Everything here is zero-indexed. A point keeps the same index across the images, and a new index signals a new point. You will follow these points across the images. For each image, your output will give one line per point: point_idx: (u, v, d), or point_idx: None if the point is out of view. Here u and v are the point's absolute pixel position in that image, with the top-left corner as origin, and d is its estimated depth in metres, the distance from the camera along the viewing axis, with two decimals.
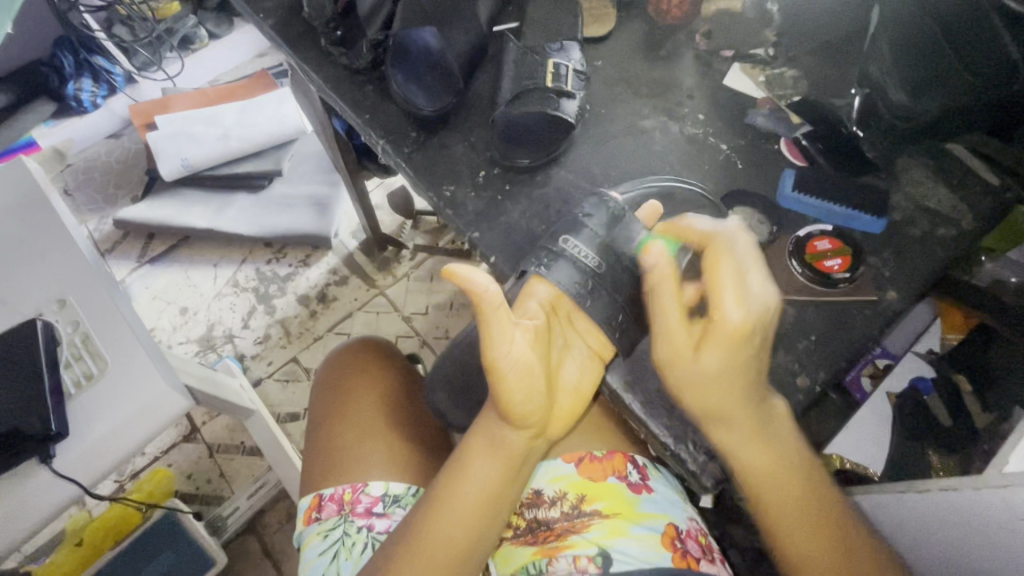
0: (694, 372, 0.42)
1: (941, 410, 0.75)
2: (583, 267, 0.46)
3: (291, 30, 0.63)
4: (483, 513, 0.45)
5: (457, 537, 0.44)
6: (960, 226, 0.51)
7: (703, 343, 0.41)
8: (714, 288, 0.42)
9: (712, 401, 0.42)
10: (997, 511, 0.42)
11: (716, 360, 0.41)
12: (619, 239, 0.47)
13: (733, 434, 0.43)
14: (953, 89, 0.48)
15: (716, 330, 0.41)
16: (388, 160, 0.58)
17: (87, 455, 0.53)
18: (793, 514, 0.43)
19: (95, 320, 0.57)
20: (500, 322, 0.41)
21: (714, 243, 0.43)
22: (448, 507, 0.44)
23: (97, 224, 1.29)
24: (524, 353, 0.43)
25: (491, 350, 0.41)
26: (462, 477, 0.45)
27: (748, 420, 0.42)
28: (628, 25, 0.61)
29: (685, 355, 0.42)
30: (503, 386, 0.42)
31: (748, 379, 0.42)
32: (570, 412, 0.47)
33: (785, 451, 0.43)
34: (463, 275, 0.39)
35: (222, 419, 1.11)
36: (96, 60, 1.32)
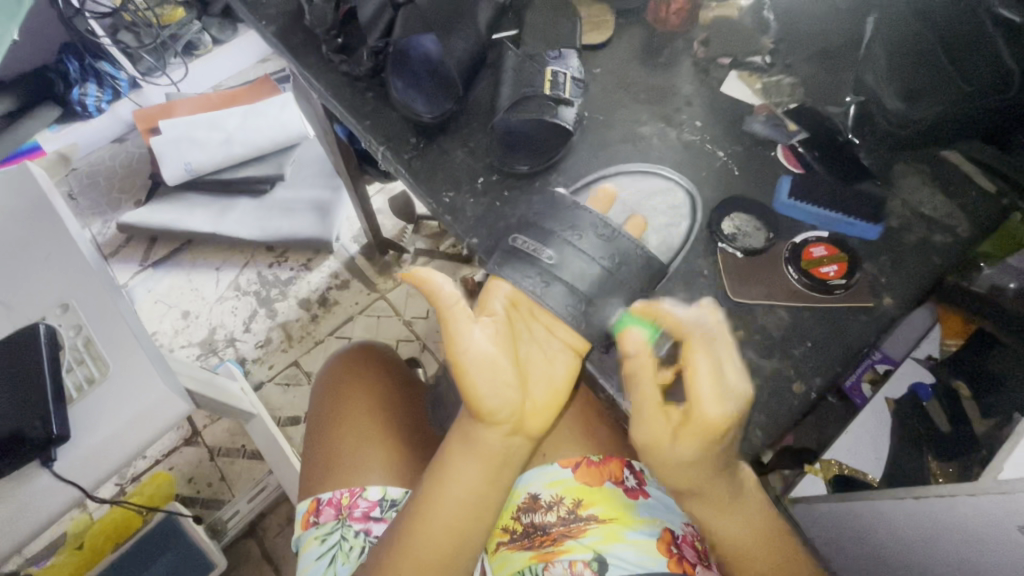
0: (670, 457, 0.43)
1: (941, 417, 0.74)
2: (542, 266, 0.47)
3: (293, 37, 0.63)
4: (466, 516, 0.46)
5: (445, 539, 0.45)
6: (956, 232, 0.51)
7: (681, 431, 0.42)
8: (692, 381, 0.42)
9: (685, 479, 0.44)
10: (991, 516, 0.43)
11: (690, 449, 0.42)
12: (580, 233, 0.47)
13: (703, 505, 0.46)
14: (950, 99, 0.48)
15: (694, 420, 0.42)
16: (389, 166, 0.58)
17: (87, 459, 0.53)
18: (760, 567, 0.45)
19: (98, 324, 0.57)
20: (456, 318, 0.44)
21: (691, 336, 0.43)
22: (434, 509, 0.45)
23: (100, 228, 1.30)
24: (487, 352, 0.44)
25: (452, 347, 0.43)
26: (444, 480, 0.46)
27: (718, 494, 0.45)
28: (626, 33, 0.62)
29: (664, 443, 0.43)
30: (466, 381, 0.43)
31: (723, 457, 0.43)
32: (546, 407, 0.47)
33: (753, 515, 0.46)
34: (419, 278, 0.44)
35: (223, 423, 1.11)
36: (101, 65, 1.34)
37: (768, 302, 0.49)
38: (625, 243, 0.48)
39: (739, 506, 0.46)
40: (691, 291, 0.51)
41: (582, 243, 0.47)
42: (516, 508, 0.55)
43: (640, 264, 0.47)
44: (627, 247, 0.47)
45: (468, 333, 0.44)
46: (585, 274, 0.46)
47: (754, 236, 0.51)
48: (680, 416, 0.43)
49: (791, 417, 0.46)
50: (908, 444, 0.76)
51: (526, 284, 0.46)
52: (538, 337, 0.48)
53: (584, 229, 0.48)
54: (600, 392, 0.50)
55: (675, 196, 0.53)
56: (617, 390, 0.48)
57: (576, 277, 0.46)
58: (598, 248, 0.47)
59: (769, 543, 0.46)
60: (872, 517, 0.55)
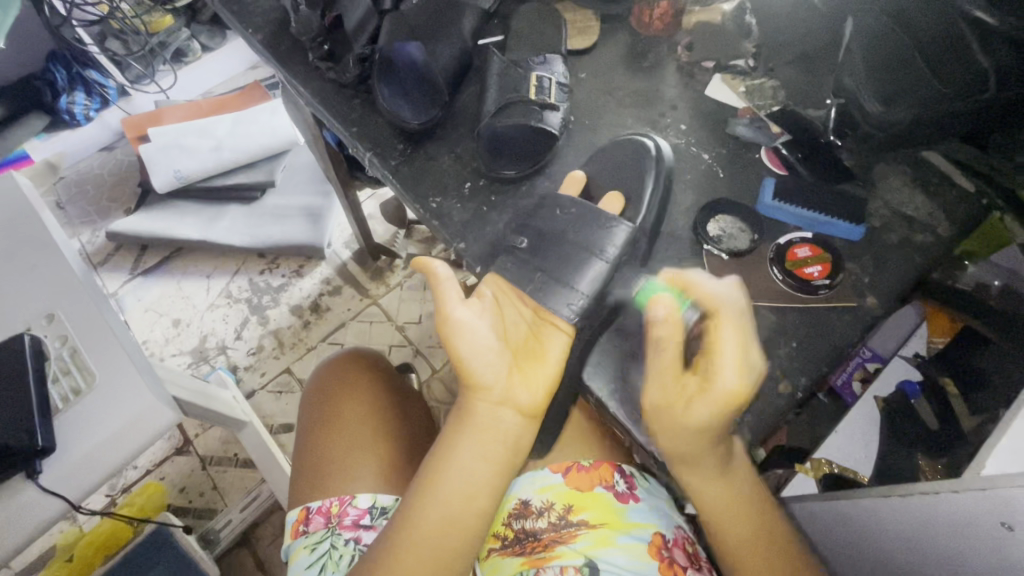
0: (682, 421, 0.44)
1: (928, 413, 0.76)
2: (518, 253, 0.49)
3: (279, 45, 0.63)
4: (463, 497, 0.47)
5: (444, 520, 0.46)
6: (936, 232, 0.52)
7: (695, 398, 0.43)
8: (716, 352, 0.43)
9: (681, 446, 0.45)
10: (972, 512, 0.43)
11: (704, 417, 0.43)
12: (550, 209, 0.50)
13: (698, 478, 0.47)
14: (925, 100, 0.49)
15: (713, 388, 0.43)
16: (377, 172, 0.58)
17: (72, 471, 0.53)
18: (737, 524, 0.48)
19: (84, 334, 0.57)
20: (447, 294, 0.46)
21: (718, 310, 0.44)
22: (432, 490, 0.47)
23: (90, 237, 1.29)
24: (473, 328, 0.46)
25: (441, 320, 0.46)
26: (442, 461, 0.47)
27: (711, 461, 0.46)
28: (612, 37, 0.62)
29: (675, 407, 0.44)
30: (454, 352, 0.46)
31: (724, 431, 0.45)
32: (535, 384, 0.47)
33: (740, 496, 0.48)
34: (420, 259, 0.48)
35: (215, 432, 1.10)
36: (89, 74, 1.33)
37: (753, 302, 0.50)
38: (591, 212, 0.49)
39: (727, 473, 0.47)
40: None
41: (557, 226, 0.49)
42: (508, 515, 0.55)
43: (603, 232, 0.48)
44: (587, 214, 0.49)
45: (456, 308, 0.46)
46: (561, 256, 0.48)
47: (739, 238, 0.52)
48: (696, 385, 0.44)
49: (778, 417, 0.46)
50: (899, 441, 0.75)
51: (506, 269, 0.48)
52: (526, 318, 0.49)
53: (559, 210, 0.50)
54: (588, 396, 0.49)
55: (643, 167, 0.51)
56: (603, 395, 0.47)
57: (550, 256, 0.48)
58: (570, 227, 0.49)
59: (750, 520, 0.48)
60: (859, 515, 0.56)
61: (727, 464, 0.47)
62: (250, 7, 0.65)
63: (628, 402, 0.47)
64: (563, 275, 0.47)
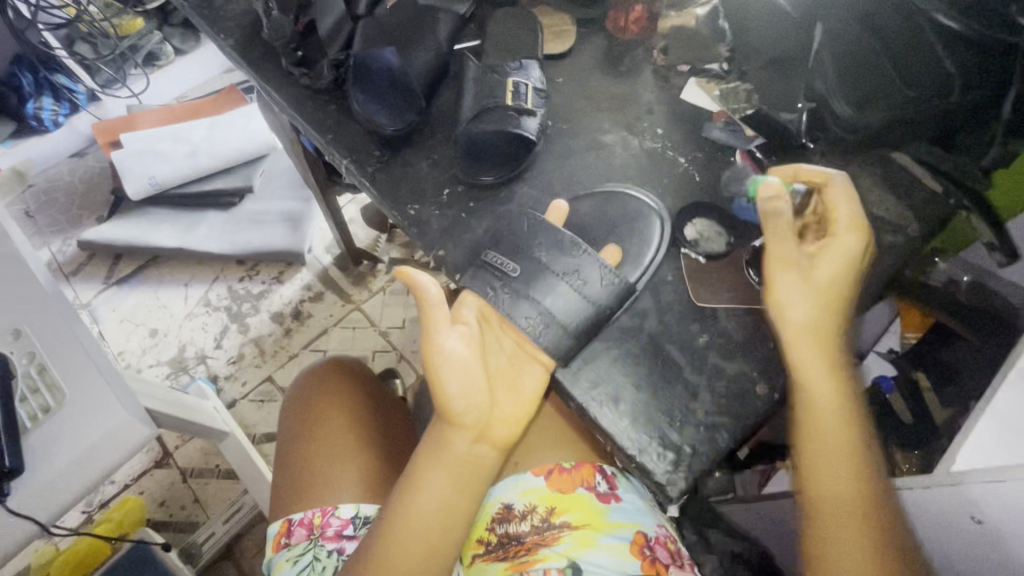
0: (808, 279, 0.47)
1: (903, 410, 0.75)
2: (506, 278, 0.47)
3: (252, 50, 0.62)
4: (438, 522, 0.48)
5: (423, 545, 0.47)
6: (907, 232, 0.52)
7: (819, 256, 0.47)
8: (836, 213, 0.47)
9: (816, 307, 0.46)
10: (946, 508, 0.46)
11: (831, 270, 0.46)
12: (546, 249, 0.48)
13: (812, 376, 0.46)
14: (895, 103, 0.51)
15: (837, 242, 0.46)
16: (353, 179, 0.58)
17: (44, 490, 0.52)
18: (842, 431, 0.47)
19: (52, 350, 0.55)
20: (434, 323, 0.46)
21: (832, 182, 0.48)
22: (407, 513, 0.48)
23: (61, 246, 1.26)
24: (460, 359, 0.47)
25: (430, 347, 0.46)
26: (418, 482, 0.48)
27: (827, 332, 0.47)
28: (588, 42, 0.63)
29: (800, 268, 0.47)
30: (439, 379, 0.47)
31: (838, 327, 0.47)
32: (512, 415, 0.50)
33: (842, 421, 0.47)
34: (412, 275, 0.47)
35: (196, 443, 1.08)
36: (57, 79, 1.31)
37: (730, 306, 0.50)
38: (591, 259, 0.47)
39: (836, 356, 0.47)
40: (657, 296, 0.50)
41: (547, 255, 0.47)
42: (491, 519, 0.54)
43: (603, 284, 0.47)
44: (592, 267, 0.47)
45: (441, 339, 0.46)
46: (547, 287, 0.47)
47: (717, 241, 0.52)
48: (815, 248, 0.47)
49: (758, 417, 0.47)
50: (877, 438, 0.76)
51: (492, 294, 0.47)
52: (507, 349, 0.50)
53: (541, 235, 0.48)
54: (568, 401, 0.48)
55: (645, 223, 0.53)
56: (586, 399, 0.47)
57: (531, 280, 0.47)
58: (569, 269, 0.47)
59: (843, 453, 0.47)
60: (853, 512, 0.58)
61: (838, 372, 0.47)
62: (221, 11, 0.64)
63: (609, 409, 0.46)
64: (540, 296, 0.46)
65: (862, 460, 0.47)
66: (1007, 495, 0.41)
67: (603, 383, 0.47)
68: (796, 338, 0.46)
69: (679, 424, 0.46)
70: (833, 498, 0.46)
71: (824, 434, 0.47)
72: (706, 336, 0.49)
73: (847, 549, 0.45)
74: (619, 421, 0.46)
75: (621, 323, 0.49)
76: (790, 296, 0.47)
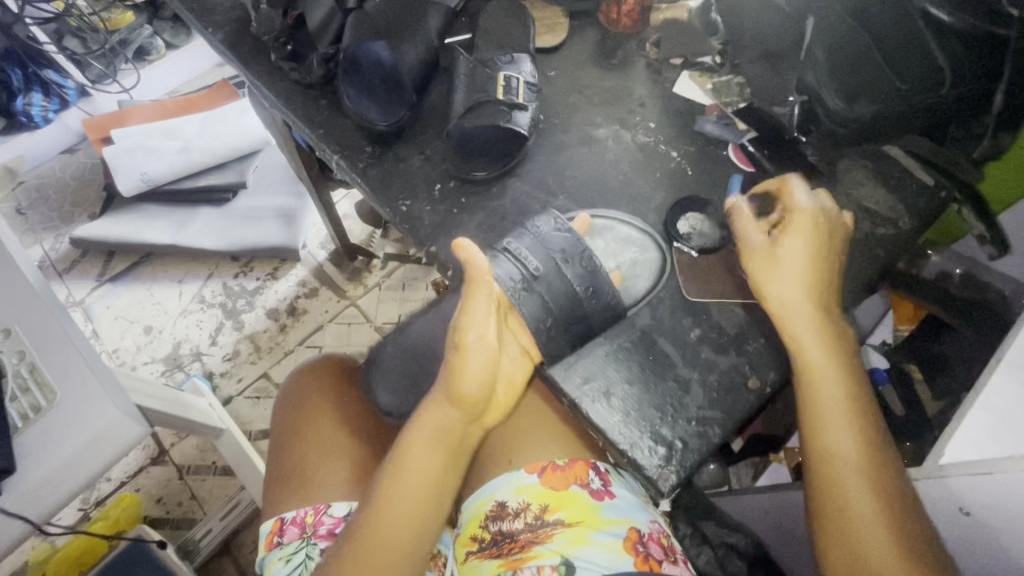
0: (779, 258, 0.47)
1: (894, 400, 0.76)
2: (526, 274, 0.46)
3: (240, 45, 0.62)
4: (423, 501, 0.49)
5: (408, 521, 0.48)
6: (898, 225, 0.52)
7: (782, 234, 0.48)
8: (791, 201, 0.49)
9: (808, 288, 0.46)
10: (935, 499, 0.47)
11: (797, 252, 0.47)
12: (568, 256, 0.46)
13: (807, 346, 0.46)
14: (882, 97, 0.50)
15: (795, 221, 0.48)
16: (345, 175, 0.58)
17: (36, 490, 0.52)
18: (844, 410, 0.45)
19: (43, 348, 0.55)
20: (473, 311, 0.48)
21: (786, 181, 0.50)
22: (397, 488, 0.49)
23: (53, 243, 1.25)
24: (481, 347, 0.48)
25: (466, 331, 0.48)
26: (408, 459, 0.50)
27: (824, 311, 0.46)
28: (580, 35, 0.62)
29: (768, 250, 0.48)
30: (462, 360, 0.48)
31: (828, 308, 0.47)
32: (506, 400, 0.53)
33: (845, 396, 0.45)
34: (468, 249, 0.46)
35: (192, 440, 1.08)
36: (45, 73, 1.29)
37: (719, 298, 0.50)
38: (602, 283, 0.46)
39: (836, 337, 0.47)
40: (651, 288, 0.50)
41: (563, 263, 0.46)
42: (484, 517, 0.54)
43: (605, 307, 0.46)
44: (606, 287, 0.46)
45: (474, 329, 0.48)
46: (561, 294, 0.46)
47: (710, 235, 0.52)
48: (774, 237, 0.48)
49: (748, 413, 0.47)
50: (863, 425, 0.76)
51: (512, 291, 0.46)
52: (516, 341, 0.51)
53: (570, 244, 0.47)
54: (561, 396, 0.48)
55: (644, 259, 0.52)
56: (578, 395, 0.47)
57: (548, 284, 0.46)
58: (580, 287, 0.46)
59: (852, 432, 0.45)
60: None
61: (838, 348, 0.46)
62: (211, 5, 0.64)
63: (600, 405, 0.46)
64: (553, 301, 0.46)
65: (874, 445, 0.45)
66: (994, 486, 0.41)
67: (594, 377, 0.47)
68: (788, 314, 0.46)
69: (670, 419, 0.46)
70: (843, 475, 0.44)
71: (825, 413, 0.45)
72: (698, 330, 0.49)
73: (870, 534, 0.43)
74: (610, 416, 0.46)
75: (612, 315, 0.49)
76: (768, 283, 0.47)
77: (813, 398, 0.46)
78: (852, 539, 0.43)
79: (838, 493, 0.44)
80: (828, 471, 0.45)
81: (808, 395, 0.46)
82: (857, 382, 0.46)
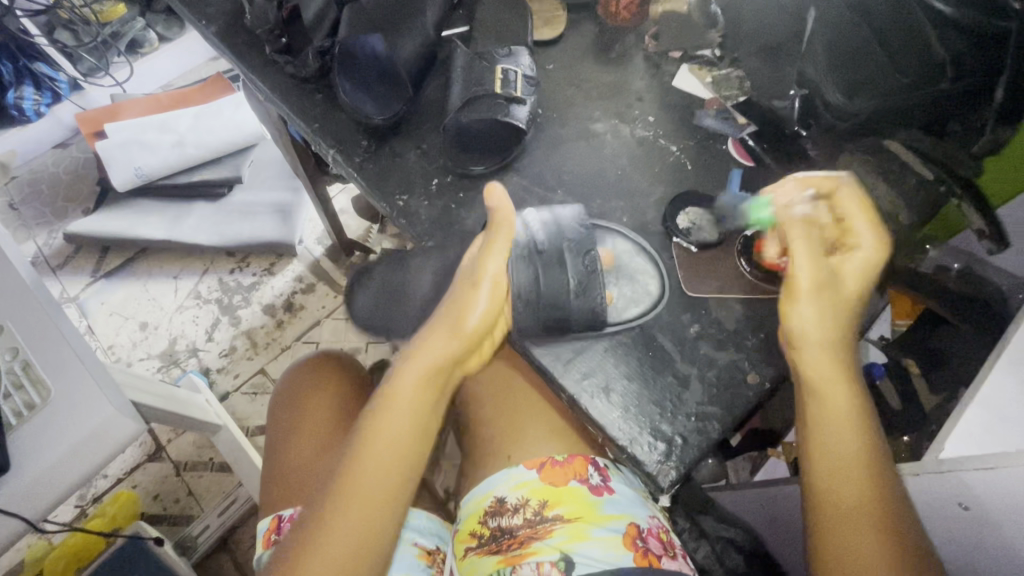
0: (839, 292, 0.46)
1: (891, 394, 0.76)
2: (529, 245, 0.48)
3: (234, 38, 0.61)
4: (405, 448, 0.47)
5: (391, 461, 0.46)
6: (897, 220, 0.52)
7: (844, 266, 0.47)
8: (853, 223, 0.47)
9: (843, 315, 0.46)
10: (934, 494, 0.47)
11: (854, 281, 0.47)
12: (574, 246, 0.47)
13: (809, 356, 0.45)
14: (882, 90, 0.50)
15: (858, 252, 0.47)
16: (341, 170, 0.57)
17: (31, 488, 0.51)
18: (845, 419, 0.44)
19: (37, 345, 0.54)
20: (497, 249, 0.47)
21: (842, 187, 0.47)
22: (380, 431, 0.46)
23: (46, 239, 1.24)
24: (492, 283, 0.47)
25: (490, 259, 0.47)
26: (394, 399, 0.47)
27: (833, 322, 0.46)
28: (578, 28, 0.62)
29: (830, 280, 0.46)
30: (473, 293, 0.47)
31: (839, 320, 0.46)
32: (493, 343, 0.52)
33: (847, 406, 0.45)
34: (499, 192, 0.47)
35: (189, 435, 1.08)
36: (37, 67, 1.26)
37: (718, 294, 0.50)
38: (594, 282, 0.46)
39: (840, 347, 0.46)
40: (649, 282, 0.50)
41: (562, 250, 0.47)
42: (483, 513, 0.54)
43: (587, 305, 0.46)
44: (597, 287, 0.46)
45: (495, 261, 0.47)
46: (552, 279, 0.46)
47: (709, 230, 0.52)
48: (834, 260, 0.47)
49: (746, 408, 0.46)
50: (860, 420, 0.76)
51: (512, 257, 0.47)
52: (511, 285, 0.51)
53: (577, 234, 0.48)
54: (560, 392, 0.48)
55: (643, 287, 0.50)
56: (577, 391, 0.47)
57: (543, 263, 0.47)
58: (573, 280, 0.46)
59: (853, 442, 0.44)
60: None
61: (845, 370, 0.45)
62: None
63: (599, 402, 0.46)
64: (543, 280, 0.46)
65: (873, 456, 0.44)
66: (994, 482, 0.41)
67: (592, 372, 0.47)
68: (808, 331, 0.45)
69: (669, 414, 0.46)
70: (841, 484, 0.43)
71: (826, 422, 0.45)
72: (697, 326, 0.49)
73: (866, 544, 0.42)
74: (608, 412, 0.46)
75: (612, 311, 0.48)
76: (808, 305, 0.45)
77: (815, 408, 0.45)
78: (856, 564, 0.42)
79: (837, 505, 0.43)
80: (834, 496, 0.43)
81: (811, 404, 0.45)
82: (865, 405, 0.45)
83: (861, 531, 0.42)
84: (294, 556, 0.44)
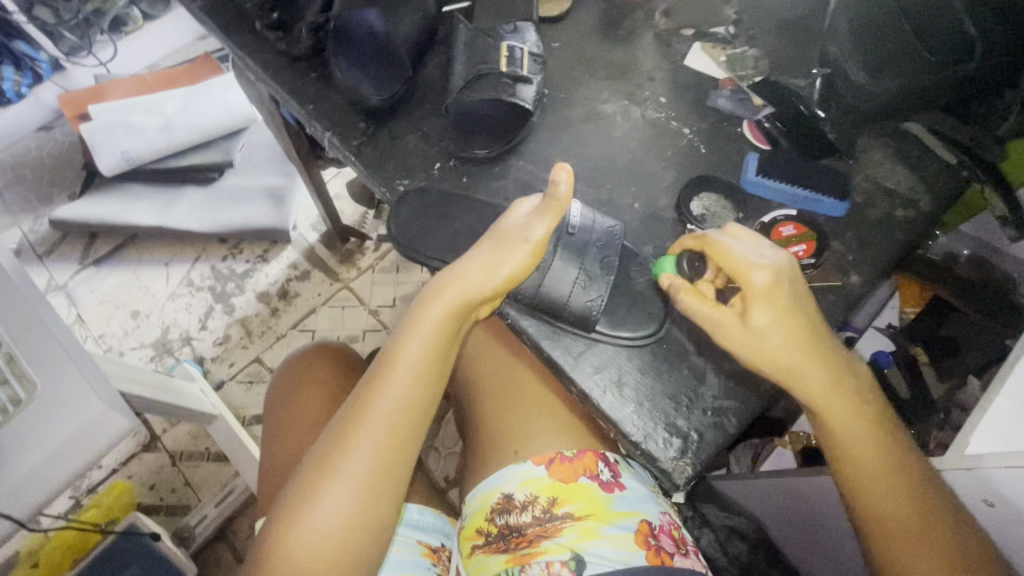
0: (754, 335, 0.42)
1: (901, 385, 0.75)
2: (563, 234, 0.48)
3: (223, 13, 0.58)
4: (418, 398, 0.45)
5: (397, 411, 0.44)
6: (919, 207, 0.50)
7: (748, 309, 0.42)
8: (731, 268, 0.43)
9: (800, 333, 0.42)
10: (959, 486, 0.47)
11: (766, 313, 0.41)
12: (602, 245, 0.47)
13: (806, 370, 0.42)
14: (910, 71, 0.47)
15: (749, 295, 0.42)
16: (337, 154, 0.54)
17: (19, 486, 0.49)
18: (855, 423, 0.44)
19: (19, 337, 0.51)
20: (539, 220, 0.45)
21: (705, 239, 0.44)
22: (393, 371, 0.45)
23: (32, 225, 1.20)
24: (524, 244, 0.44)
25: (535, 230, 0.45)
26: (405, 344, 0.46)
27: (812, 339, 0.43)
28: (585, 3, 0.59)
29: (733, 330, 0.42)
30: (500, 252, 0.44)
31: (816, 329, 0.43)
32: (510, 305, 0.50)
33: (854, 412, 0.44)
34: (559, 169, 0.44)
35: (184, 426, 1.06)
36: (16, 45, 1.20)
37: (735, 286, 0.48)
38: (603, 281, 0.46)
39: (833, 359, 0.43)
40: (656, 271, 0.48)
41: (583, 243, 0.47)
42: (491, 510, 0.53)
43: (580, 304, 0.46)
44: (601, 288, 0.46)
45: (535, 230, 0.45)
46: (561, 270, 0.46)
47: (723, 216, 0.50)
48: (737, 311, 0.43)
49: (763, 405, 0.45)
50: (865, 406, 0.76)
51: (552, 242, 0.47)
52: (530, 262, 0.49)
53: (606, 235, 0.48)
54: (569, 387, 0.46)
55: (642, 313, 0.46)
56: (589, 385, 0.45)
57: (563, 252, 0.47)
58: (580, 274, 0.46)
59: (871, 443, 0.43)
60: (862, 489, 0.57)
61: (846, 380, 0.44)
62: None
63: (612, 398, 0.45)
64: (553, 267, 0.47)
65: (893, 450, 0.44)
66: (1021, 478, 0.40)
67: (604, 368, 0.45)
68: (762, 366, 0.43)
69: (685, 410, 0.44)
70: (868, 486, 0.43)
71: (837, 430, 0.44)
72: None
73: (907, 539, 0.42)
74: (621, 407, 0.44)
75: (624, 303, 0.46)
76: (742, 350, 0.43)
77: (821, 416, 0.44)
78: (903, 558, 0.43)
79: (871, 506, 0.43)
80: (863, 489, 0.44)
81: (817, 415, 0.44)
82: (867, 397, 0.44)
83: (893, 514, 0.43)
84: (294, 501, 0.43)
